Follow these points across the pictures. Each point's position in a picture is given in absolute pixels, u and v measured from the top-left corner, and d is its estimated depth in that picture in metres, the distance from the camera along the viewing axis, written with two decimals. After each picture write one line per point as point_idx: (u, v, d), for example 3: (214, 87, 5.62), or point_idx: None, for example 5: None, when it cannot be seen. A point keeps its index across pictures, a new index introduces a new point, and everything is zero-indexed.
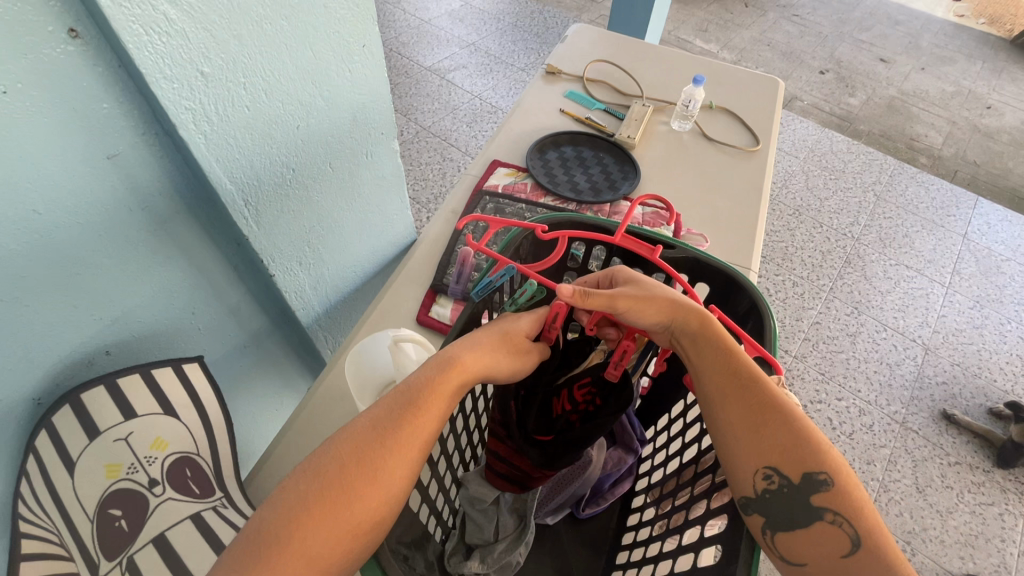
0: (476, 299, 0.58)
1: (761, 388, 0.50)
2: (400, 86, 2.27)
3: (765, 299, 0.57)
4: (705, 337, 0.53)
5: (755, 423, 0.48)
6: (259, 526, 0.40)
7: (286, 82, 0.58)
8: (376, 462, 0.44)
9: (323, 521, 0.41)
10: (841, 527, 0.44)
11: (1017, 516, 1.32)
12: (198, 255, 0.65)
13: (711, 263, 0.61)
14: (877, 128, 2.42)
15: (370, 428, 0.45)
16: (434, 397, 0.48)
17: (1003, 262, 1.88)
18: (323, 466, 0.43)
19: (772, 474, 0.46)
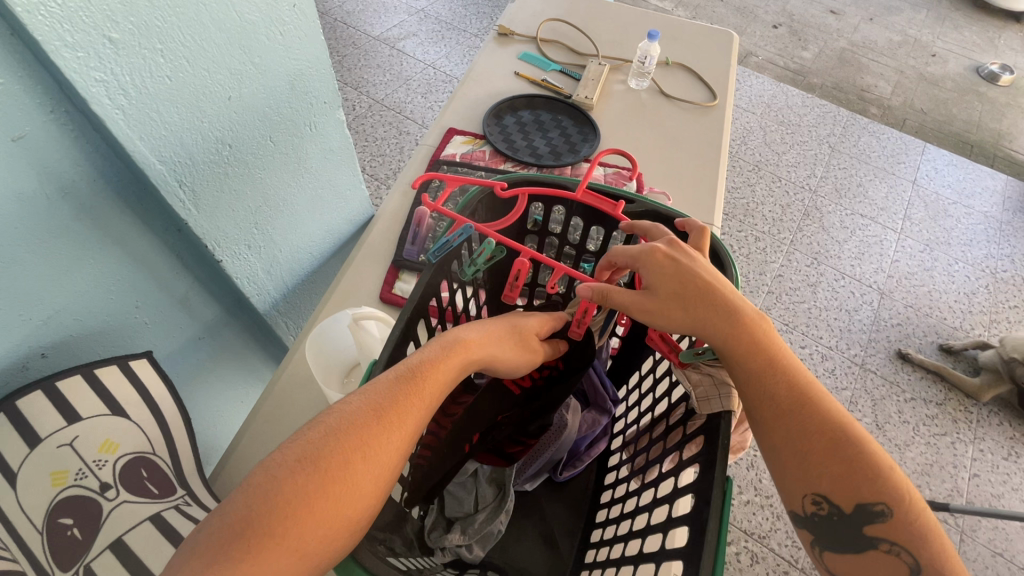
0: (433, 261, 0.54)
1: (820, 412, 0.49)
2: (348, 57, 2.16)
3: (725, 247, 0.57)
4: (758, 351, 0.51)
5: (813, 449, 0.48)
6: (237, 513, 0.35)
7: (210, 47, 0.53)
8: (374, 438, 0.40)
9: (318, 504, 0.36)
10: (898, 555, 0.46)
11: (967, 443, 1.41)
12: (133, 244, 0.60)
13: (671, 215, 0.61)
14: (830, 80, 2.46)
15: (367, 402, 0.41)
16: (433, 373, 0.45)
17: (949, 205, 1.96)
18: (314, 443, 0.38)
19: (824, 501, 0.47)
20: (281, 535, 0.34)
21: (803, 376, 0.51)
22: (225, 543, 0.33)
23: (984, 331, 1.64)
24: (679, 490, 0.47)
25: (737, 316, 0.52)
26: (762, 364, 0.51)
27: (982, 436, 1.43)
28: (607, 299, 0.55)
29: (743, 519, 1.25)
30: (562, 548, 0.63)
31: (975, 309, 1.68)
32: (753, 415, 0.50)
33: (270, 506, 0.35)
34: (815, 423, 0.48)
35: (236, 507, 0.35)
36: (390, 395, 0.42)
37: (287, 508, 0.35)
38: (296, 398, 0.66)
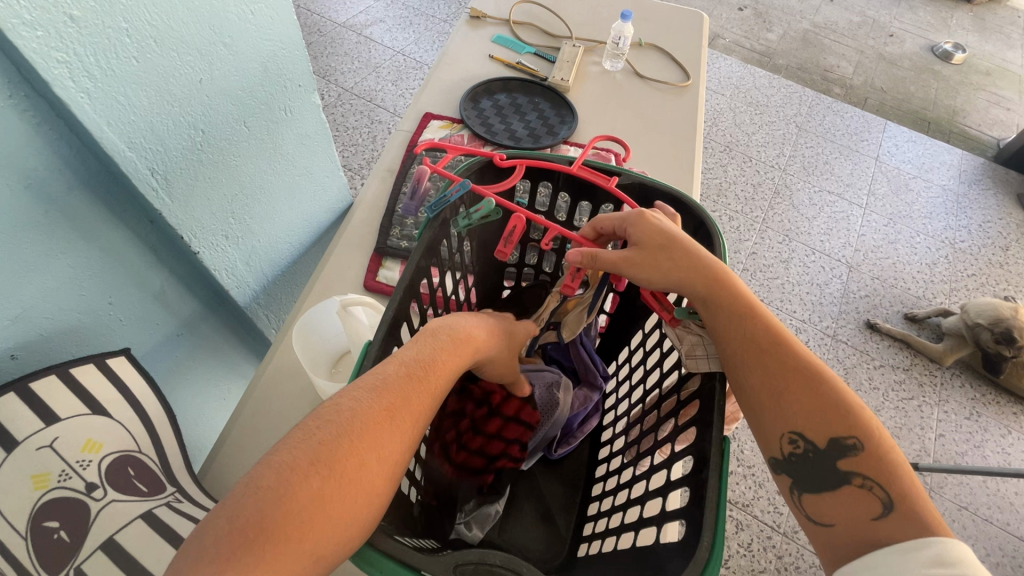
0: (431, 220, 0.54)
1: (787, 353, 0.50)
2: (314, 45, 2.10)
3: (712, 218, 0.58)
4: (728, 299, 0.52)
5: (779, 385, 0.49)
6: (251, 516, 0.33)
7: (177, 26, 0.51)
8: (389, 435, 0.39)
9: (335, 503, 0.35)
10: (871, 490, 0.45)
11: (933, 405, 1.48)
12: (104, 236, 0.58)
13: (661, 187, 0.61)
14: (794, 61, 2.51)
15: (377, 397, 0.40)
16: (440, 366, 0.45)
17: (910, 180, 2.04)
18: (327, 441, 0.37)
19: (799, 439, 0.48)
20: (297, 534, 0.34)
21: (770, 320, 0.52)
22: (240, 548, 0.32)
23: (945, 299, 1.72)
24: (678, 453, 0.48)
25: (705, 265, 0.52)
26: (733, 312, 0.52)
27: (946, 398, 1.50)
28: (596, 260, 0.54)
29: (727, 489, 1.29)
30: (559, 523, 0.64)
31: (936, 278, 1.76)
32: (724, 352, 0.51)
33: (285, 507, 0.34)
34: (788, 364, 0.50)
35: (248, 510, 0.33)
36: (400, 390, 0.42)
37: (305, 508, 0.34)
38: (285, 389, 0.65)
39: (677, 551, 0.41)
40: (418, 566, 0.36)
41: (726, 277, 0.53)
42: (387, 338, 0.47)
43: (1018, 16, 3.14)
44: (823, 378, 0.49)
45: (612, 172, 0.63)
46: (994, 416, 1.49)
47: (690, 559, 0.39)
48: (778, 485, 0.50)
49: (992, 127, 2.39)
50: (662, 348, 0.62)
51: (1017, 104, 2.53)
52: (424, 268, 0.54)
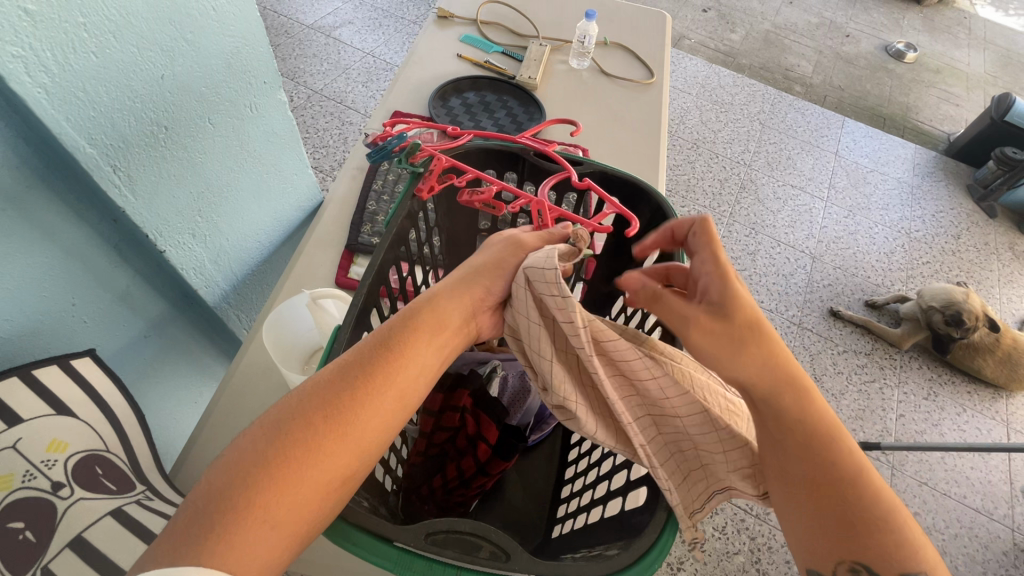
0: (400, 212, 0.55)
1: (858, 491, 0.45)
2: (282, 47, 2.08)
3: (667, 201, 0.61)
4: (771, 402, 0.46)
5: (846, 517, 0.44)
6: (207, 489, 0.35)
7: (137, 22, 0.51)
8: (351, 403, 0.39)
9: (292, 474, 0.36)
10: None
11: (893, 387, 1.55)
12: (66, 235, 0.57)
13: (620, 175, 0.64)
14: (757, 61, 2.59)
15: (339, 372, 0.41)
16: (413, 338, 0.44)
17: (867, 173, 2.12)
18: (285, 414, 0.38)
19: (862, 570, 0.43)
20: (251, 504, 0.34)
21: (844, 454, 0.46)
22: (200, 516, 0.34)
23: (902, 285, 1.80)
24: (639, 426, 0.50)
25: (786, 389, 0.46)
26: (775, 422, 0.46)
27: (905, 379, 1.57)
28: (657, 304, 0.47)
29: None
30: (535, 507, 0.65)
31: (894, 267, 1.84)
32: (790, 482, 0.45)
33: (251, 474, 0.35)
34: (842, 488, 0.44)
35: (210, 482, 0.35)
36: (366, 360, 0.42)
37: (259, 479, 0.35)
38: (258, 385, 0.65)
39: (642, 512, 0.43)
40: (391, 536, 0.37)
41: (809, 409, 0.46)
42: (356, 325, 0.48)
43: (965, 17, 3.30)
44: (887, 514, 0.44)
45: (573, 162, 0.65)
46: (950, 395, 1.56)
47: (652, 517, 0.41)
48: None
49: (942, 122, 2.51)
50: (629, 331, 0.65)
51: (965, 100, 2.67)
52: (391, 260, 0.54)
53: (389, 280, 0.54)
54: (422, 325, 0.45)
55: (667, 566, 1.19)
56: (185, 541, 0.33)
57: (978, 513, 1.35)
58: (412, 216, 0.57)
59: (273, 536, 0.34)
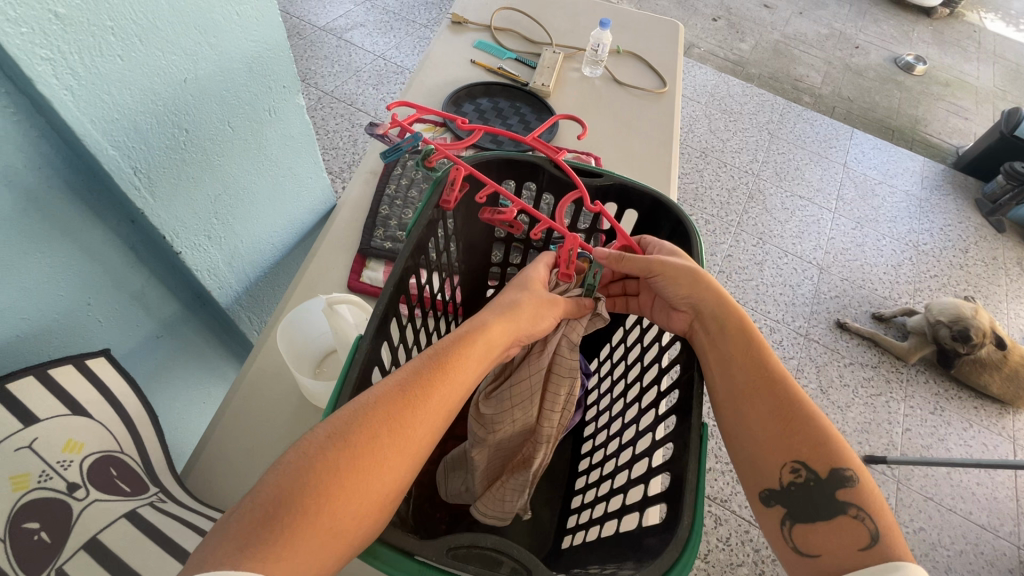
0: (419, 227, 0.55)
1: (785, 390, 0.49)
2: (293, 48, 2.09)
3: (688, 215, 0.61)
4: (735, 338, 0.52)
5: (790, 417, 0.48)
6: (269, 491, 0.34)
7: (162, 26, 0.51)
8: (410, 418, 0.39)
9: (354, 485, 0.35)
10: (864, 521, 0.44)
11: (900, 401, 1.54)
12: (85, 235, 0.57)
13: (641, 187, 0.63)
14: (766, 71, 2.60)
15: (396, 384, 0.40)
16: (466, 358, 0.44)
17: (876, 185, 2.12)
18: (345, 422, 0.38)
19: (801, 467, 0.47)
20: (314, 512, 0.34)
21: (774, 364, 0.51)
22: (255, 522, 0.33)
23: (909, 298, 1.79)
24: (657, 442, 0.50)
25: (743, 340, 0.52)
26: (735, 352, 0.51)
27: (912, 393, 1.57)
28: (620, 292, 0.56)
29: (706, 485, 1.32)
30: (543, 516, 0.65)
31: (901, 279, 1.83)
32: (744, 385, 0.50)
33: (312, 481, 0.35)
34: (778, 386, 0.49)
35: (268, 484, 0.34)
36: (424, 375, 0.41)
37: (323, 488, 0.35)
38: (269, 388, 0.65)
39: (662, 532, 0.42)
40: (412, 550, 0.37)
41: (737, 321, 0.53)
42: (377, 334, 0.48)
43: (974, 31, 3.30)
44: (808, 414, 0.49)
45: (592, 173, 0.65)
46: (957, 410, 1.55)
47: (672, 537, 0.40)
48: (767, 521, 0.48)
49: (951, 136, 2.50)
50: (643, 341, 0.65)
51: (974, 114, 2.66)
52: (410, 267, 0.54)
53: (409, 288, 0.54)
54: (474, 346, 0.44)
55: None
56: (240, 548, 0.31)
57: (983, 530, 1.35)
58: (431, 227, 0.57)
59: (327, 547, 0.34)
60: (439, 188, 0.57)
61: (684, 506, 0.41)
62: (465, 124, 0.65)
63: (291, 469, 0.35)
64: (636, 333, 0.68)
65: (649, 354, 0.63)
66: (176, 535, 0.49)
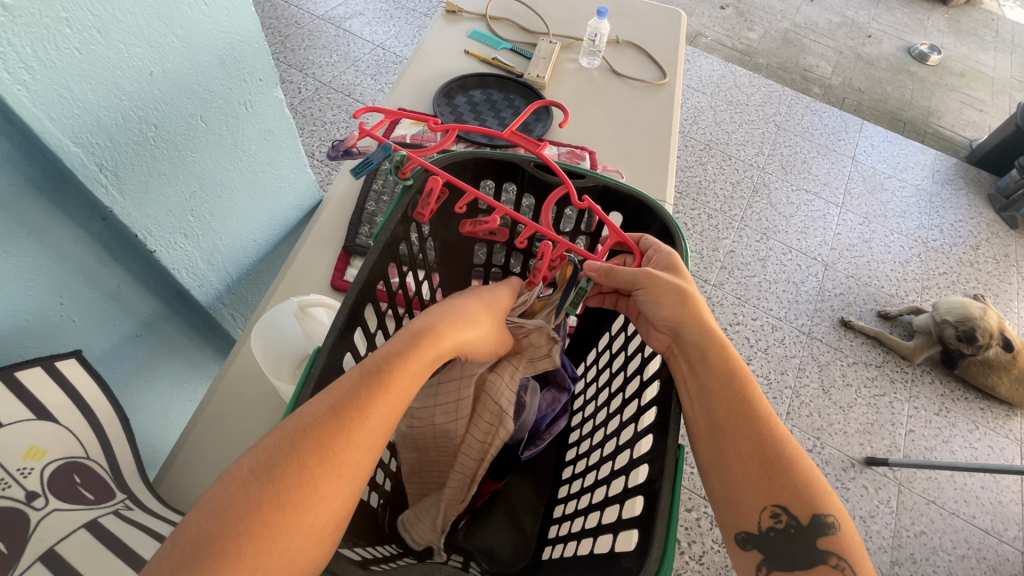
0: (386, 234, 0.52)
1: (765, 424, 0.47)
2: (291, 38, 2.06)
3: (673, 219, 0.58)
4: (714, 368, 0.49)
5: (770, 457, 0.46)
6: (192, 534, 0.32)
7: (124, 17, 0.49)
8: (344, 443, 0.37)
9: (281, 519, 0.34)
10: (843, 571, 0.43)
11: (904, 401, 1.51)
12: (53, 235, 0.55)
13: (625, 189, 0.61)
14: (775, 61, 2.53)
15: (329, 407, 0.38)
16: (405, 370, 0.41)
17: (885, 179, 2.07)
18: (274, 453, 0.36)
19: (781, 513, 0.44)
20: (238, 553, 0.32)
21: (756, 394, 0.49)
22: (177, 568, 0.31)
23: (916, 296, 1.75)
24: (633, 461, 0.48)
25: (726, 367, 0.49)
26: (717, 382, 0.48)
27: (916, 393, 1.53)
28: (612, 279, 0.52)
29: (702, 486, 1.30)
30: (526, 525, 0.64)
31: (909, 276, 1.79)
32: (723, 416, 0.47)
33: (237, 521, 0.33)
34: (759, 419, 0.47)
35: (192, 526, 0.33)
36: (358, 394, 0.39)
37: (246, 527, 0.33)
38: (243, 394, 0.64)
39: (633, 559, 0.40)
40: None
41: (717, 348, 0.50)
42: (337, 343, 0.46)
43: (992, 19, 3.20)
44: (789, 451, 0.46)
45: (576, 172, 0.63)
46: (963, 412, 1.52)
47: (641, 569, 0.38)
48: (741, 562, 0.46)
49: (965, 128, 2.44)
50: (628, 348, 0.63)
51: (989, 106, 2.59)
52: (379, 273, 0.52)
53: (377, 295, 0.52)
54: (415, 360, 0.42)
55: None
56: None
57: (987, 534, 1.32)
58: (400, 233, 0.55)
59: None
60: (410, 192, 0.55)
61: (654, 537, 0.39)
62: (437, 117, 0.62)
63: (214, 509, 0.33)
64: (622, 339, 0.66)
65: (633, 363, 0.61)
66: (140, 547, 0.47)
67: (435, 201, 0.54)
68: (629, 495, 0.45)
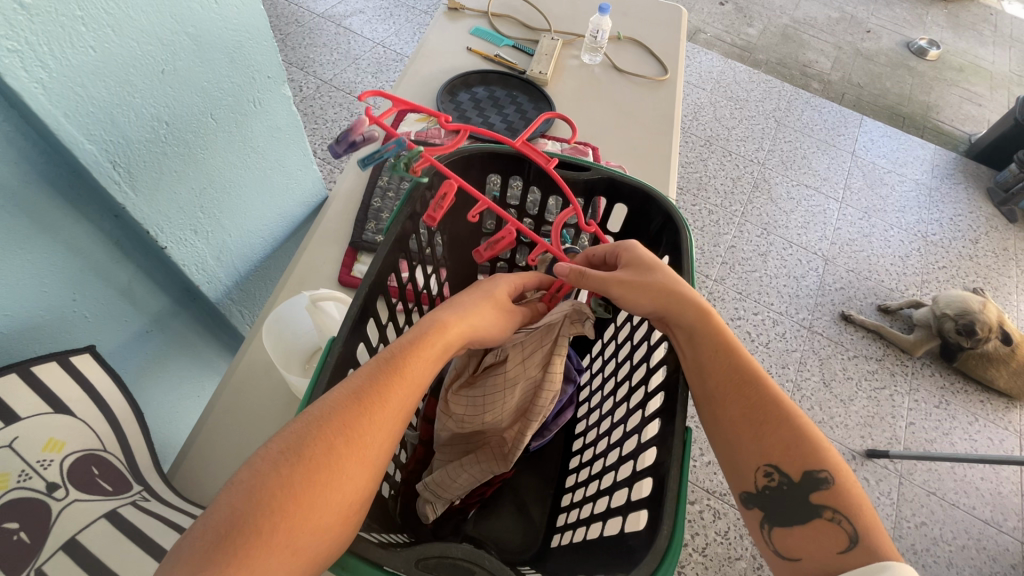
0: (396, 228, 0.53)
1: (761, 389, 0.49)
2: (291, 36, 2.07)
3: (677, 209, 0.59)
4: (704, 343, 0.51)
5: (761, 420, 0.48)
6: (223, 512, 0.33)
7: (137, 15, 0.49)
8: (365, 428, 0.38)
9: (310, 502, 0.35)
10: (840, 525, 0.44)
11: (904, 394, 1.52)
12: (67, 231, 0.56)
13: (629, 181, 0.62)
14: (774, 56, 2.54)
15: (348, 392, 0.39)
16: (418, 358, 0.43)
17: (884, 174, 2.08)
18: (299, 435, 0.37)
19: (773, 471, 0.46)
20: (269, 533, 0.33)
21: (752, 363, 0.51)
22: (211, 544, 0.32)
23: (916, 290, 1.76)
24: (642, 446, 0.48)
25: (719, 336, 0.51)
26: (713, 350, 0.51)
27: (916, 386, 1.55)
28: (583, 278, 0.54)
29: (705, 479, 1.32)
30: (534, 515, 0.64)
31: (908, 270, 1.80)
32: (717, 382, 0.49)
33: (267, 501, 0.34)
34: (753, 385, 0.49)
35: (222, 510, 0.33)
36: (376, 382, 0.40)
37: (277, 508, 0.34)
38: (254, 387, 0.65)
39: (642, 539, 0.41)
40: (381, 561, 0.37)
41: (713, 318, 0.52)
42: (351, 334, 0.46)
43: (990, 14, 3.21)
44: (786, 412, 0.48)
45: (580, 166, 0.63)
46: (962, 404, 1.53)
47: (650, 548, 0.39)
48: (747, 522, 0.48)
49: (964, 122, 2.44)
50: (633, 338, 0.64)
51: (988, 100, 2.60)
52: (390, 271, 0.54)
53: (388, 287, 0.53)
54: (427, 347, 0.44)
55: None
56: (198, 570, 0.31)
57: (987, 525, 1.33)
58: (409, 226, 0.55)
59: (291, 566, 0.34)
60: (420, 187, 0.56)
61: (664, 518, 0.40)
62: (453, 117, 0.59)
63: (246, 487, 0.34)
64: (627, 330, 0.67)
65: (638, 352, 0.62)
66: (159, 537, 0.48)
67: (446, 206, 0.55)
68: (639, 479, 0.46)
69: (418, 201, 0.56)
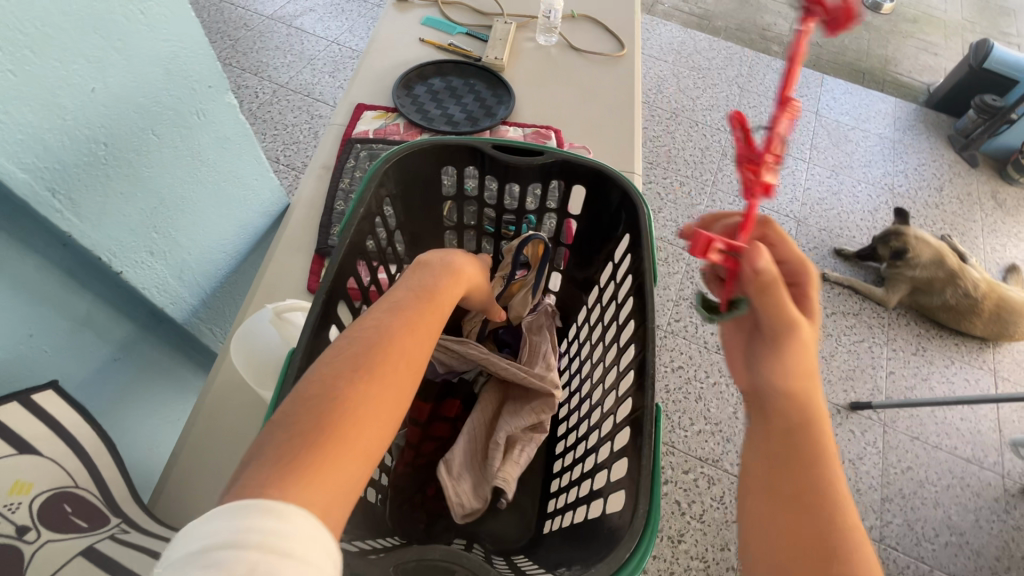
0: (350, 230, 0.52)
1: (820, 476, 0.45)
2: (242, 41, 2.01)
3: (635, 184, 0.58)
4: (786, 422, 0.47)
5: (795, 502, 0.44)
6: (282, 435, 0.34)
7: (56, 33, 0.47)
8: (405, 350, 0.42)
9: (368, 411, 0.37)
10: None
11: (883, 345, 1.56)
12: (11, 267, 0.54)
13: (584, 161, 0.61)
14: (733, 22, 2.54)
15: (385, 323, 0.43)
16: (435, 301, 0.48)
17: (849, 131, 2.10)
18: (346, 361, 0.39)
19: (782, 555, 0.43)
20: (335, 440, 0.34)
21: (828, 454, 0.46)
22: (279, 457, 0.32)
23: None
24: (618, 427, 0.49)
25: (795, 417, 0.47)
26: (782, 427, 0.48)
27: (893, 337, 1.58)
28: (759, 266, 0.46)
29: (697, 448, 1.35)
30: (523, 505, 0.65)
31: (878, 224, 1.83)
32: (776, 451, 0.47)
33: (326, 416, 0.35)
34: (813, 470, 0.45)
35: (277, 434, 0.34)
36: (407, 315, 0.44)
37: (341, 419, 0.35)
38: (230, 406, 0.63)
39: (621, 518, 0.42)
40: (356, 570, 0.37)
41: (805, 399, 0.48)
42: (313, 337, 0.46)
43: None
44: (831, 506, 0.44)
45: (534, 150, 0.63)
46: (938, 349, 1.58)
47: (629, 528, 0.40)
48: None
49: (922, 73, 2.48)
50: (603, 319, 0.64)
51: (943, 49, 2.63)
52: (349, 272, 0.53)
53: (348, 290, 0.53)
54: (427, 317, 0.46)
55: (667, 540, 1.22)
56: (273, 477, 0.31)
57: (968, 463, 1.38)
58: (364, 227, 0.55)
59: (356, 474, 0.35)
60: (370, 187, 0.55)
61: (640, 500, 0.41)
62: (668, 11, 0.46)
63: (304, 407, 0.35)
64: (598, 311, 0.67)
65: (609, 333, 0.62)
66: None
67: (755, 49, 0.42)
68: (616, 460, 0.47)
69: (373, 199, 0.55)
